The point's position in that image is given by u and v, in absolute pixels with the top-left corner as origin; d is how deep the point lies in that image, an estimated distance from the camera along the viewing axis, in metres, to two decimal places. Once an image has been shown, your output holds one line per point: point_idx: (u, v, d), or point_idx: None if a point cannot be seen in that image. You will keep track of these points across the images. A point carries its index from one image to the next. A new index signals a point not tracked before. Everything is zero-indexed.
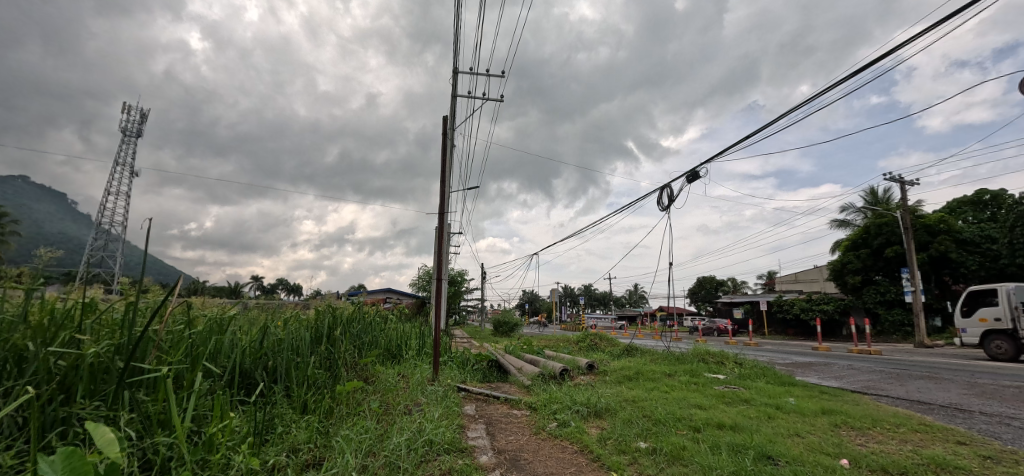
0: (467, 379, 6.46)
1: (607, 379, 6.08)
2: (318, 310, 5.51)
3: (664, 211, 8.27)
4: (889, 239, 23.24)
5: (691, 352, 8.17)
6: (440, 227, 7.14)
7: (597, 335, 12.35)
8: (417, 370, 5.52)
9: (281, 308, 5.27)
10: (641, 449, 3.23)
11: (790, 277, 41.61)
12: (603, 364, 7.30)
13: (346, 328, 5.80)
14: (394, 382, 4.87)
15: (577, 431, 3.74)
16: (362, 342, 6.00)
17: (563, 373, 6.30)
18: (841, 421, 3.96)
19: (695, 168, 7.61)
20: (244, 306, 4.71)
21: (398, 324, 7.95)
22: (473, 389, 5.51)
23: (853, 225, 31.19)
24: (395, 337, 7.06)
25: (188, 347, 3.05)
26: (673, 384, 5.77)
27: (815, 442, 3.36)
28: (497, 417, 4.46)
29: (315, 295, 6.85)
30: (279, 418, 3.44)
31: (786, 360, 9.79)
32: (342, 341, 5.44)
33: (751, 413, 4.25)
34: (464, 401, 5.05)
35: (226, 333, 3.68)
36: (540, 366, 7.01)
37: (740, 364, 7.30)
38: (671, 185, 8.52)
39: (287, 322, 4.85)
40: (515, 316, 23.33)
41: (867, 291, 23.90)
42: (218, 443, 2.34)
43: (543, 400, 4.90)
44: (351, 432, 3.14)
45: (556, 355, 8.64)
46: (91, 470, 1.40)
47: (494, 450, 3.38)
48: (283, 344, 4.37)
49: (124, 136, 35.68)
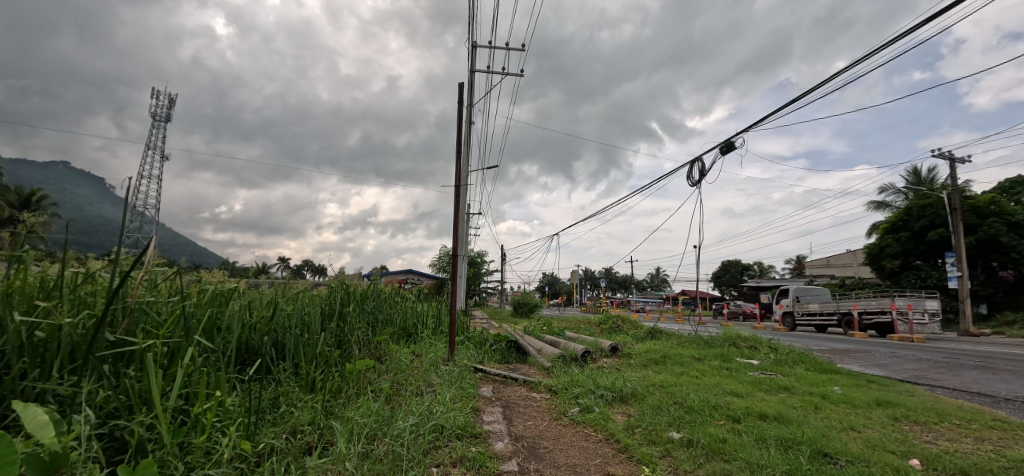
0: (484, 359, 6.23)
1: (632, 363, 5.74)
2: (330, 287, 5.32)
3: (694, 186, 7.73)
4: (933, 221, 21.80)
5: (721, 336, 7.73)
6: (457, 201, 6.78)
7: (619, 318, 12.00)
8: (431, 349, 5.29)
9: (293, 283, 5.11)
10: (674, 440, 2.90)
11: (820, 262, 40.01)
12: (627, 347, 6.97)
13: (359, 305, 5.61)
14: (407, 362, 4.65)
15: (601, 418, 3.44)
16: (375, 320, 5.81)
17: (585, 355, 5.98)
18: (901, 414, 3.53)
19: (730, 138, 7.06)
20: (252, 283, 4.56)
21: (415, 302, 7.77)
22: (491, 370, 5.27)
23: (892, 207, 29.51)
24: (410, 316, 6.86)
25: (183, 320, 2.84)
26: (703, 369, 5.39)
27: (874, 437, 2.97)
28: (515, 401, 4.20)
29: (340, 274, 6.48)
30: (283, 398, 3.25)
31: (822, 346, 9.22)
32: (354, 318, 5.25)
33: (795, 403, 3.85)
34: (480, 382, 4.81)
35: (228, 306, 3.48)
36: (561, 348, 6.73)
37: (775, 349, 6.85)
38: (703, 158, 7.96)
39: (296, 298, 4.67)
40: (535, 298, 23.22)
41: (906, 277, 22.67)
42: (205, 425, 2.12)
43: (564, 383, 4.60)
44: (355, 415, 2.91)
45: (577, 336, 8.36)
46: (16, 460, 1.16)
47: (511, 436, 3.11)
48: (291, 321, 4.19)
49: (154, 121, 36.92)
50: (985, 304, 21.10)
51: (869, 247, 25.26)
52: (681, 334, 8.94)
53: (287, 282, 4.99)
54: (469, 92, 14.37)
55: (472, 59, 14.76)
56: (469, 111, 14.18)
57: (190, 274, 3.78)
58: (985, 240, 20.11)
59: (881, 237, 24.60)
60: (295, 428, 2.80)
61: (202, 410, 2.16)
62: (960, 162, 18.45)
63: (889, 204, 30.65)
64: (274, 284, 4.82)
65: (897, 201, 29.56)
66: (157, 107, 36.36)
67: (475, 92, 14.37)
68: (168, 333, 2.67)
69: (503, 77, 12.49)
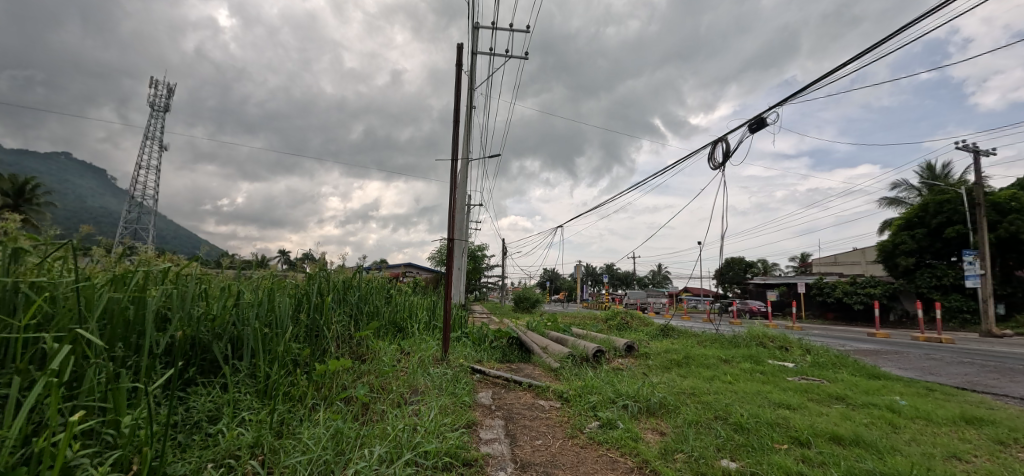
0: (483, 358, 5.54)
1: (651, 364, 5.02)
2: (310, 275, 4.62)
3: (717, 168, 6.99)
4: (951, 217, 20.97)
5: (745, 334, 7.00)
6: (454, 178, 5.81)
7: (627, 314, 11.31)
8: (422, 346, 4.58)
9: (263, 268, 4.43)
10: (732, 474, 2.21)
11: (828, 259, 39.22)
12: (643, 346, 6.25)
13: (341, 295, 4.90)
14: (392, 361, 3.93)
15: (628, 437, 2.76)
16: (359, 313, 5.09)
17: (597, 354, 5.28)
18: (1006, 436, 2.82)
19: (761, 113, 6.31)
20: (213, 273, 3.91)
21: (408, 294, 7.07)
22: (491, 372, 4.54)
23: (905, 204, 28.62)
24: (402, 308, 6.15)
25: (71, 312, 2.16)
26: (734, 373, 4.67)
27: (992, 471, 2.27)
28: (518, 410, 3.49)
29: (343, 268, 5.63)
30: (224, 411, 2.60)
31: (849, 346, 8.53)
32: (334, 310, 4.55)
33: (861, 419, 3.16)
34: (478, 386, 4.11)
35: (155, 297, 2.80)
36: (569, 346, 6.04)
37: (809, 350, 6.13)
38: (727, 139, 7.22)
39: (264, 289, 3.99)
40: (537, 292, 22.58)
41: (920, 275, 21.84)
42: (55, 462, 1.45)
43: (577, 388, 3.89)
44: (308, 437, 2.22)
45: (584, 333, 7.71)
46: None
47: (517, 463, 2.41)
48: (248, 313, 3.53)
49: (154, 110, 36.58)
50: (1004, 303, 20.16)
51: (882, 244, 24.40)
52: (697, 333, 8.19)
53: (256, 268, 4.33)
54: (470, 75, 13.65)
55: (472, 41, 14.00)
56: (470, 94, 13.47)
57: (109, 259, 3.12)
58: (1005, 237, 19.14)
59: (894, 234, 23.72)
60: (226, 455, 2.15)
61: (55, 439, 1.49)
62: (984, 155, 17.51)
63: (902, 200, 29.73)
64: (239, 270, 4.19)
65: (910, 196, 28.68)
66: (155, 97, 35.71)
67: (477, 75, 13.66)
68: (47, 329, 2.02)
69: (506, 58, 11.75)
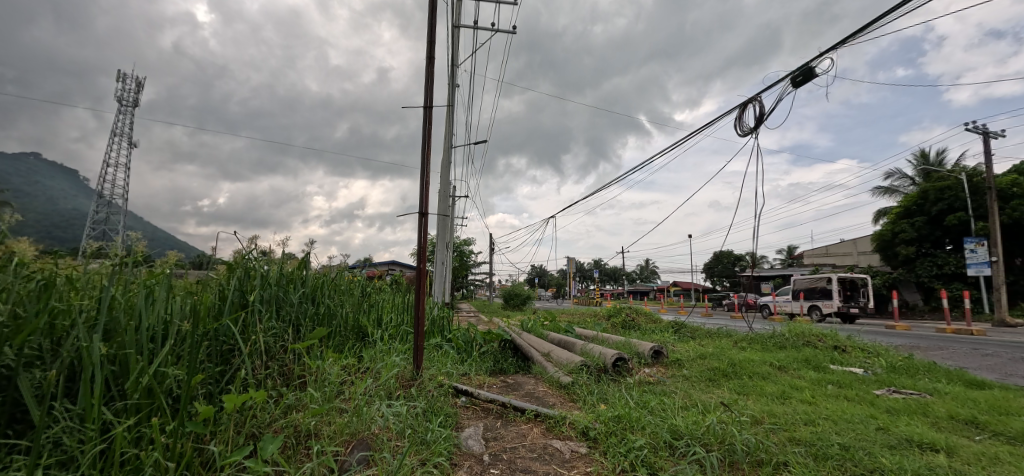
0: (471, 371, 4.30)
1: (689, 375, 3.88)
2: (228, 268, 3.28)
3: (747, 134, 5.88)
4: (953, 204, 20.38)
5: (784, 332, 5.87)
6: (428, 138, 4.39)
7: (631, 310, 10.17)
8: (383, 361, 3.32)
9: (153, 255, 3.05)
10: None
11: (820, 251, 38.85)
12: (670, 350, 5.08)
13: (274, 294, 3.56)
14: (330, 388, 2.66)
15: None
16: (298, 317, 3.75)
17: (618, 364, 4.12)
18: None
19: (809, 63, 5.18)
20: (55, 264, 2.57)
21: (377, 291, 5.75)
22: (481, 393, 3.29)
23: (900, 192, 28.11)
24: (367, 312, 4.83)
25: None
26: (806, 387, 3.50)
27: None
28: (525, 460, 2.28)
29: (300, 261, 4.18)
30: None
31: (889, 341, 7.47)
32: (259, 313, 3.23)
33: None
34: (464, 418, 2.86)
35: None
36: (578, 352, 4.84)
37: (869, 350, 5.04)
38: (759, 100, 6.07)
39: (136, 284, 2.63)
40: (528, 289, 21.42)
41: (920, 264, 21.26)
42: None
43: (610, 420, 2.67)
44: None
45: (592, 333, 6.59)
46: None
47: None
48: (96, 322, 2.25)
49: (123, 107, 34.22)
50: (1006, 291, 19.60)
51: (880, 233, 23.76)
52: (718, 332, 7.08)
53: (139, 251, 2.93)
54: (452, 51, 12.31)
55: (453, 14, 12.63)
56: (452, 72, 12.16)
57: None
58: (1010, 223, 18.51)
59: (893, 223, 23.09)
60: None
61: None
62: (994, 137, 16.71)
63: (897, 189, 29.25)
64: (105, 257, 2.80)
65: (904, 185, 28.21)
66: (125, 92, 33.93)
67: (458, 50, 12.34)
68: None
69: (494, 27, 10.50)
